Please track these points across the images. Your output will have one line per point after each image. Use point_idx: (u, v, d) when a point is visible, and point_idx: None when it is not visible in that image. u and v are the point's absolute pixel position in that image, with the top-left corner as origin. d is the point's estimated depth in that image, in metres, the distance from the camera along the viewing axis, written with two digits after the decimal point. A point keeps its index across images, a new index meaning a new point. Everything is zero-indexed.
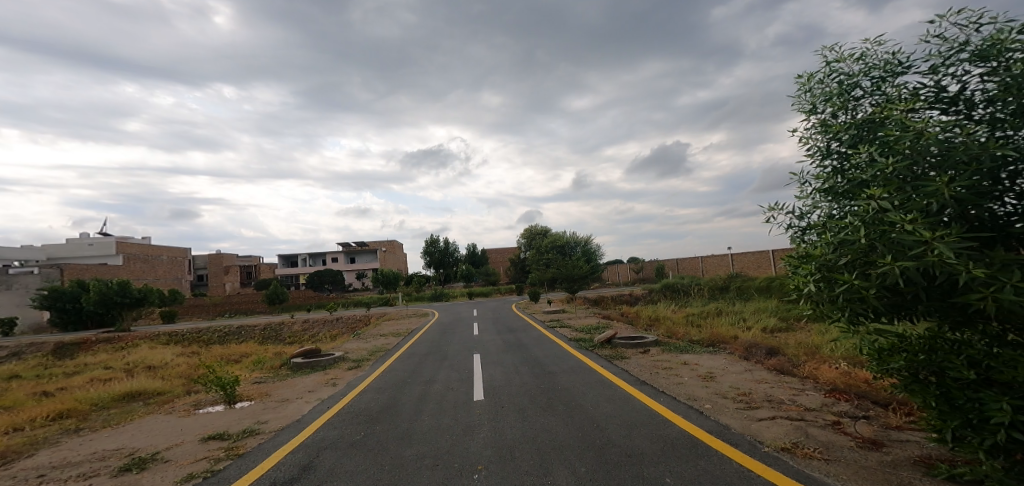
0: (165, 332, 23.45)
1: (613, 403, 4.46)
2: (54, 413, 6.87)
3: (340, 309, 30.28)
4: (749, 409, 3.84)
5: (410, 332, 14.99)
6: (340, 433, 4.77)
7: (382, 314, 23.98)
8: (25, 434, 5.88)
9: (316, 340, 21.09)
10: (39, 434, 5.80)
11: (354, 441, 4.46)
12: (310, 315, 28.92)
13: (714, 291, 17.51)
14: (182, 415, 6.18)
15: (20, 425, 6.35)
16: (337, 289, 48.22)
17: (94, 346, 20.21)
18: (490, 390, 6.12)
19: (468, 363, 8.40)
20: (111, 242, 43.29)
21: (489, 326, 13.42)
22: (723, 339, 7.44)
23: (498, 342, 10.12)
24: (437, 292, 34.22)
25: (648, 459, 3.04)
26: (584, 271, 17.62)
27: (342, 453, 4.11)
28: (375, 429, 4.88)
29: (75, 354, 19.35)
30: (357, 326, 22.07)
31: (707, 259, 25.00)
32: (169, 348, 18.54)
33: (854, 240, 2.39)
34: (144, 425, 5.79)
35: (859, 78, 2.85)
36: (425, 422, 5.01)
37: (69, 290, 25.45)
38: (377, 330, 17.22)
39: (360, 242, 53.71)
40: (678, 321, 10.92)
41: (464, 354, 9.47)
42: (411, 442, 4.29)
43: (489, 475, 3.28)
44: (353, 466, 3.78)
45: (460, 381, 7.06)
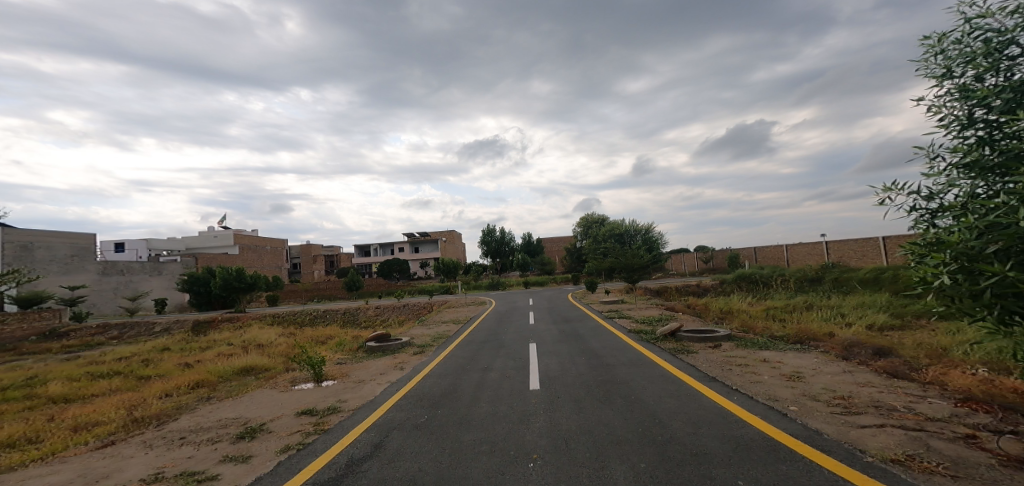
0: (271, 313, 25.36)
1: (677, 399, 4.30)
2: (191, 382, 7.63)
3: (407, 297, 31.55)
4: (849, 414, 3.58)
5: (469, 320, 15.34)
6: (406, 415, 4.95)
7: (444, 303, 24.72)
8: (172, 400, 6.60)
9: (385, 325, 22.34)
10: (182, 400, 6.53)
11: (420, 424, 4.61)
12: (381, 302, 30.46)
13: (804, 283, 16.56)
14: (281, 390, 6.66)
15: (168, 391, 7.16)
16: (403, 277, 50.10)
17: (220, 324, 22.23)
18: (547, 380, 6.13)
19: (524, 352, 8.44)
20: (230, 234, 47.49)
21: (545, 315, 13.45)
22: (813, 336, 6.98)
23: (555, 331, 10.07)
24: (496, 280, 34.65)
25: (715, 460, 2.92)
26: (643, 261, 17.08)
27: (409, 435, 4.25)
28: (438, 413, 5.00)
29: (208, 330, 21.54)
30: (422, 312, 22.92)
31: (794, 249, 23.58)
32: (272, 328, 20.22)
33: (1009, 224, 2.16)
34: (252, 398, 6.28)
35: (1012, 40, 2.68)
36: (483, 408, 5.07)
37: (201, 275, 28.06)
38: (439, 317, 17.86)
39: (423, 233, 55.44)
40: (756, 314, 10.39)
41: (521, 342, 9.52)
42: (469, 427, 4.36)
43: (543, 464, 3.29)
44: (417, 447, 3.92)
45: (516, 370, 7.11)
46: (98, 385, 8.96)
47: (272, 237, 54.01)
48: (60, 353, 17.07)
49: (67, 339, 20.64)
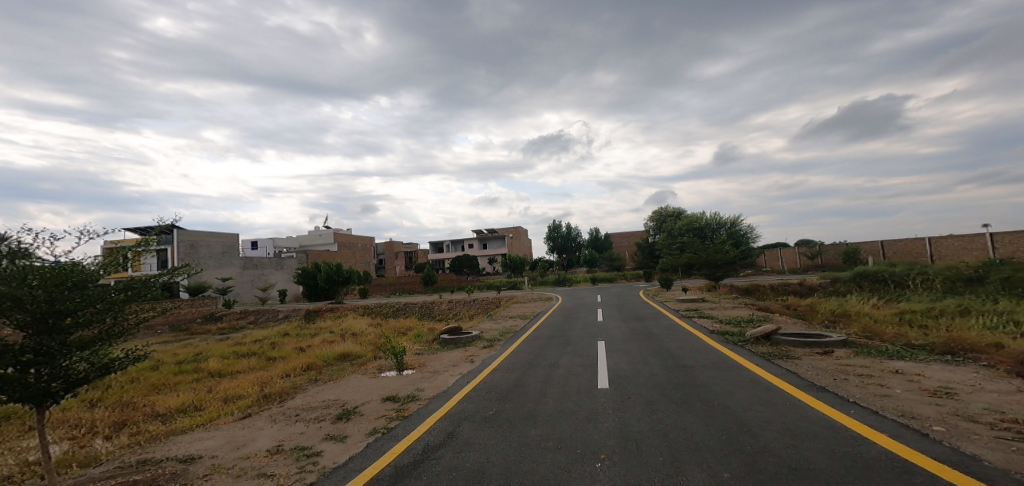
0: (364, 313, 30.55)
1: (770, 407, 3.98)
2: (304, 364, 11.20)
3: (476, 292, 32.49)
4: (1020, 439, 3.11)
5: (536, 315, 15.40)
6: (476, 407, 5.08)
7: (511, 297, 25.10)
8: (294, 378, 9.73)
9: (458, 317, 24.45)
10: (300, 379, 9.66)
11: (489, 417, 4.71)
12: (453, 297, 31.78)
13: (960, 283, 14.95)
14: (369, 377, 7.78)
15: (289, 370, 10.77)
16: (473, 273, 51.36)
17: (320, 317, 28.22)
18: (617, 379, 5.93)
19: (592, 350, 8.27)
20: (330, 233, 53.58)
21: (615, 312, 13.17)
22: (974, 347, 6.21)
23: (625, 329, 9.76)
24: (562, 276, 34.52)
25: (820, 477, 2.65)
26: (728, 257, 16.12)
27: (481, 428, 4.35)
28: (505, 406, 5.04)
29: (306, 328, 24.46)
30: (490, 307, 23.67)
31: (940, 242, 21.83)
32: (364, 319, 26.36)
33: None
34: (347, 382, 7.64)
35: None
36: (549, 404, 5.00)
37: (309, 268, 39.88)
38: (506, 312, 18.30)
39: (490, 230, 56.41)
40: (890, 321, 9.56)
41: (588, 340, 9.33)
42: (535, 423, 4.33)
43: (612, 465, 3.17)
44: (486, 440, 3.98)
45: (583, 368, 6.97)
46: (242, 363, 13.32)
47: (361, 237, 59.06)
48: (214, 337, 23.87)
49: (219, 323, 29.79)
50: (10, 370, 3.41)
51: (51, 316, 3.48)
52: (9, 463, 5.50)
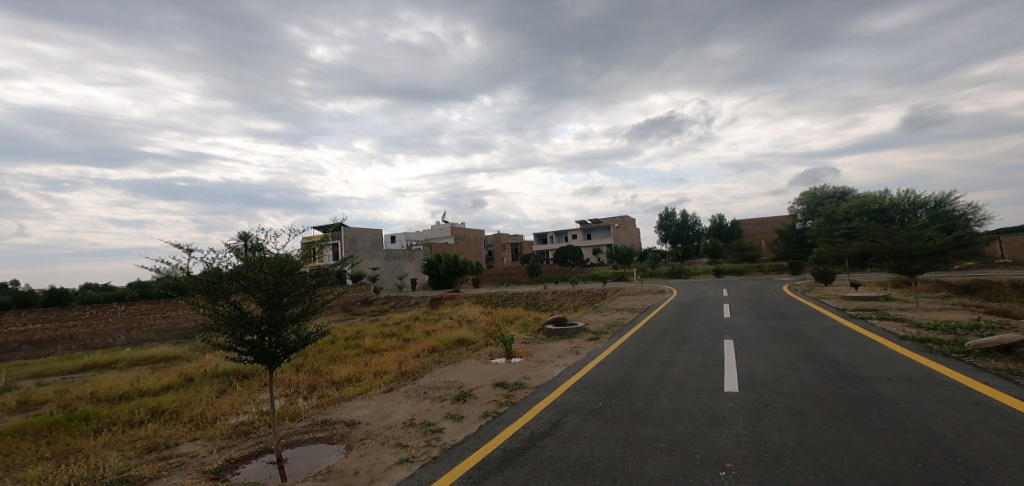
0: (477, 295, 36.67)
1: (962, 435, 4.06)
2: (429, 348, 16.56)
3: (581, 283, 32.47)
4: None
5: (645, 310, 14.73)
6: (581, 400, 6.53)
7: (617, 290, 24.56)
8: (422, 360, 14.62)
9: (562, 310, 24.94)
10: (427, 360, 14.45)
11: (593, 410, 6.04)
12: (558, 288, 32.33)
13: None
14: (485, 363, 11.08)
15: (418, 352, 16.05)
16: (577, 264, 50.88)
17: (446, 302, 36.01)
18: (752, 383, 6.19)
19: (720, 351, 7.90)
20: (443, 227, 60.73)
21: (745, 308, 12.02)
22: None
23: (764, 329, 8.93)
24: (676, 267, 32.90)
25: None
26: (936, 244, 13.36)
27: (584, 420, 5.68)
28: (612, 401, 6.27)
29: (425, 319, 27.34)
30: (595, 299, 23.63)
31: None
32: (475, 307, 30.26)
33: None
34: (465, 368, 11.01)
35: None
36: (660, 404, 5.89)
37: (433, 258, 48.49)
38: (613, 304, 18.00)
39: (595, 220, 55.42)
40: None
41: (715, 339, 8.78)
42: (643, 423, 5.31)
43: (737, 475, 3.90)
44: (590, 433, 5.27)
45: (709, 370, 7.09)
46: (387, 344, 19.43)
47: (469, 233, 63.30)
48: (367, 317, 33.78)
49: (371, 305, 40.88)
50: (255, 330, 6.87)
51: (277, 295, 6.89)
52: (251, 412, 9.78)
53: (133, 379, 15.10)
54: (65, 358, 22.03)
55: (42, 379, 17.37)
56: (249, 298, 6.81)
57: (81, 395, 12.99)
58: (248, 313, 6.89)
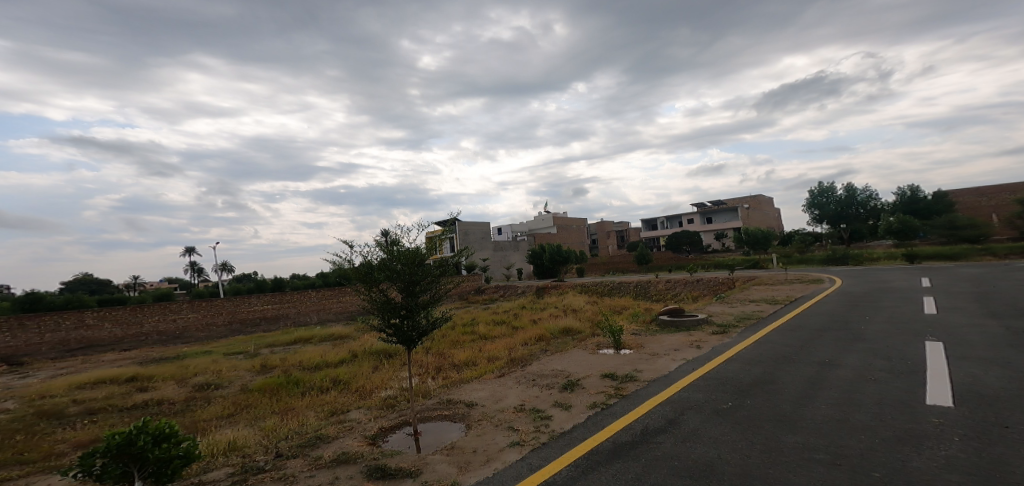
0: (580, 284, 36.04)
1: None
2: (536, 336, 18.46)
3: (701, 271, 30.55)
4: None
5: (795, 302, 13.65)
6: (708, 398, 7.50)
7: (748, 278, 22.37)
8: (530, 347, 16.66)
9: (678, 300, 23.45)
10: (535, 347, 16.48)
11: (721, 409, 6.94)
12: (673, 275, 30.81)
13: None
14: (590, 353, 12.37)
15: (528, 340, 18.02)
16: (696, 251, 47.41)
17: (551, 289, 36.82)
18: (958, 396, 6.35)
19: (933, 357, 7.89)
20: (548, 218, 62.94)
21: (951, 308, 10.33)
22: None
23: (982, 329, 8.61)
24: (833, 253, 29.11)
25: None
26: None
27: (707, 420, 6.58)
28: (746, 402, 7.14)
29: (533, 308, 27.92)
30: (718, 289, 22.01)
31: None
32: (581, 296, 30.03)
33: None
34: (571, 357, 12.41)
35: None
36: (821, 411, 6.48)
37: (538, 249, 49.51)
38: (743, 294, 16.25)
39: (719, 202, 51.29)
40: None
41: (896, 339, 8.85)
42: (793, 430, 6.04)
43: None
44: (715, 432, 6.19)
45: (897, 376, 7.37)
46: (498, 329, 22.09)
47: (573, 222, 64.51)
48: (484, 304, 36.80)
49: (483, 294, 43.20)
50: (396, 316, 10.10)
51: (410, 287, 9.99)
52: (397, 387, 13.50)
53: (323, 352, 21.49)
54: (284, 332, 30.77)
55: (272, 346, 25.63)
56: (390, 287, 9.83)
57: (295, 362, 19.55)
58: (392, 301, 10.12)
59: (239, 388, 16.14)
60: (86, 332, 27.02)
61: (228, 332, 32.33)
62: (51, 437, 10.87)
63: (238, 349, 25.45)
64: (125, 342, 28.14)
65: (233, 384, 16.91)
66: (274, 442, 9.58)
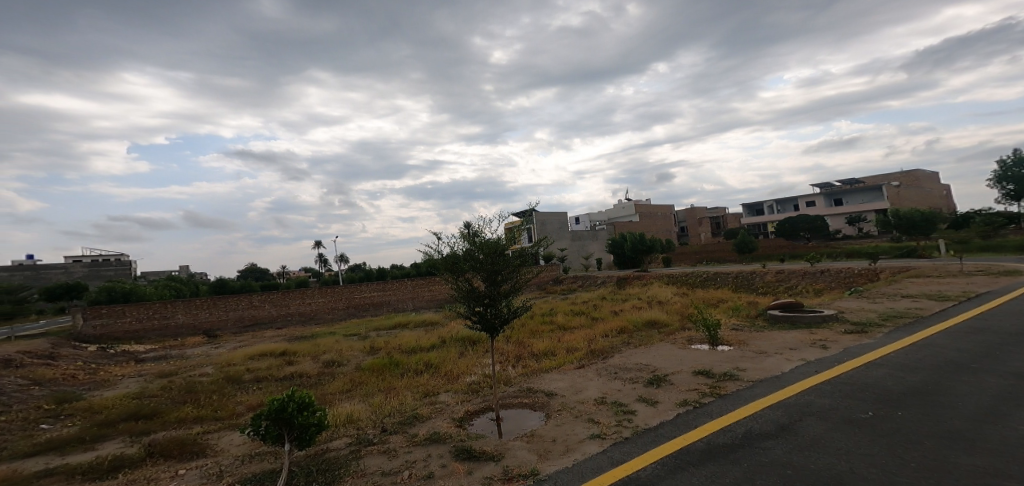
0: (668, 275, 33.66)
1: None
2: (616, 329, 17.07)
3: (826, 260, 27.40)
4: None
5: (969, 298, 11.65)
6: (835, 404, 7.04)
7: (898, 268, 19.48)
8: (611, 340, 15.38)
9: (798, 292, 21.13)
10: (616, 340, 15.10)
11: (847, 417, 6.58)
12: (787, 265, 27.99)
13: None
14: (681, 348, 12.09)
15: (609, 332, 16.79)
16: (818, 239, 42.53)
17: (635, 280, 34.71)
18: None
19: None
20: (631, 205, 60.81)
21: None
22: None
23: None
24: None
25: None
26: None
27: (830, 429, 6.29)
28: (890, 413, 6.57)
29: (620, 298, 26.96)
30: (854, 283, 19.54)
31: None
32: (670, 287, 28.46)
33: None
34: (656, 351, 12.14)
35: None
36: (1013, 434, 5.73)
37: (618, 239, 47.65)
38: (889, 288, 14.33)
39: (851, 182, 45.82)
40: None
41: None
42: (969, 451, 5.45)
43: None
44: (838, 443, 5.95)
45: None
46: (576, 319, 20.75)
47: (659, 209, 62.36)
48: (561, 294, 36.01)
49: (561, 285, 41.81)
50: (479, 305, 9.32)
51: (492, 275, 9.16)
52: (479, 373, 13.33)
53: (418, 337, 21.81)
54: (388, 316, 32.54)
55: (378, 330, 26.83)
56: (474, 276, 9.13)
57: (396, 345, 20.14)
58: (476, 290, 9.33)
59: (354, 367, 16.80)
60: (254, 311, 31.33)
61: (347, 315, 35.23)
62: (233, 399, 13.08)
63: (354, 331, 27.16)
64: (279, 320, 32.27)
65: (352, 362, 17.84)
66: (383, 417, 9.92)
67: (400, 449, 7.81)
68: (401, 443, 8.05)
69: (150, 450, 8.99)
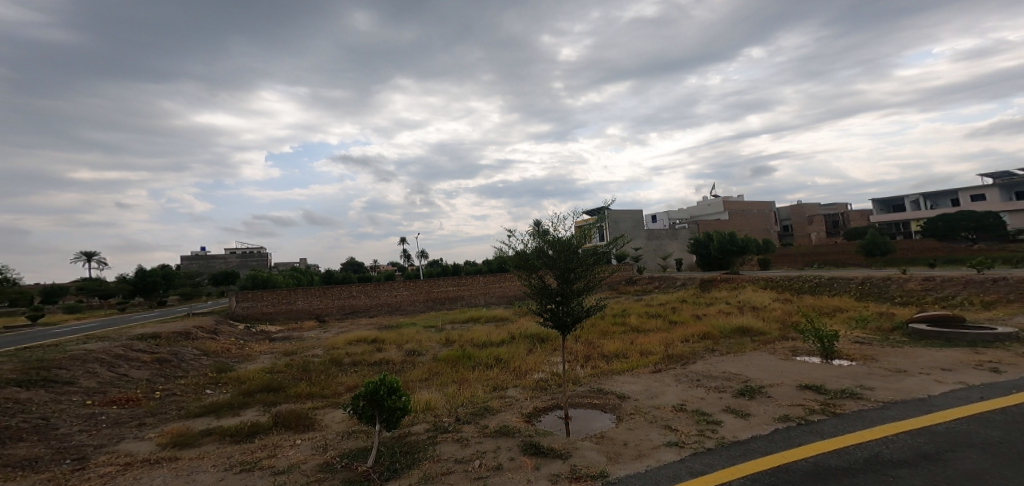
0: (767, 279, 30.66)
1: None
2: (700, 334, 17.28)
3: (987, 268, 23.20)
4: None
5: None
6: (981, 433, 6.99)
7: None
8: (694, 346, 15.83)
9: (956, 304, 17.95)
10: (698, 347, 15.49)
11: (996, 446, 6.57)
12: (936, 272, 23.97)
13: None
14: (787, 361, 12.60)
15: (690, 337, 17.11)
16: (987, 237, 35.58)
17: (722, 283, 31.99)
18: None
19: None
20: (721, 202, 56.96)
21: None
22: None
23: None
24: None
25: None
26: None
27: (974, 457, 6.32)
28: None
29: (706, 303, 25.34)
30: None
31: None
32: (766, 293, 26.39)
33: None
34: (754, 363, 12.68)
35: None
36: None
37: (703, 238, 44.81)
38: None
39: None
40: None
41: None
42: None
43: None
44: (992, 473, 5.93)
45: None
46: (652, 323, 20.49)
47: (755, 205, 58.30)
48: (634, 295, 35.15)
49: (635, 285, 40.26)
50: (550, 302, 9.61)
51: (565, 274, 9.40)
52: (547, 372, 13.82)
53: (488, 332, 21.71)
54: (460, 311, 32.68)
55: (452, 323, 27.03)
56: (547, 273, 9.51)
57: (469, 339, 20.06)
58: (547, 287, 9.60)
59: (432, 356, 17.21)
60: (353, 301, 33.66)
61: (421, 308, 35.65)
62: (335, 379, 14.54)
63: (434, 323, 27.75)
64: (371, 310, 34.24)
65: (429, 352, 18.10)
66: (457, 405, 10.89)
67: (472, 438, 8.73)
68: (473, 433, 9.01)
69: (273, 421, 10.52)
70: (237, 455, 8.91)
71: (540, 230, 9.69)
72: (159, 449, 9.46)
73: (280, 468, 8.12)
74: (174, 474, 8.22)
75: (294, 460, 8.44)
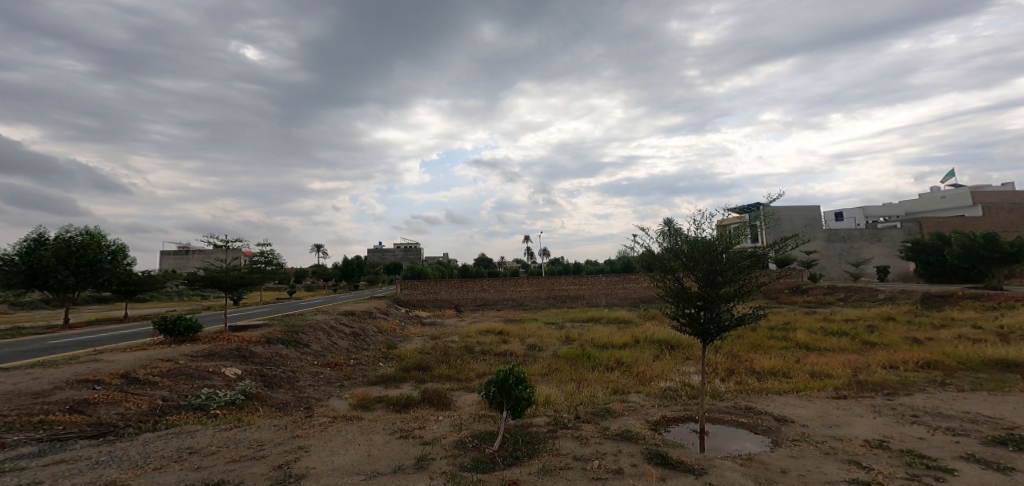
0: None
1: None
2: (925, 361, 12.22)
3: None
4: None
5: None
6: None
7: None
8: (911, 375, 11.39)
9: None
10: (920, 378, 11.12)
11: None
12: None
13: None
14: None
15: (902, 364, 12.24)
16: None
17: (961, 300, 22.43)
18: None
19: None
20: (966, 192, 42.39)
21: None
22: None
23: None
24: None
25: None
26: None
27: None
28: None
29: (946, 323, 18.33)
30: None
31: None
32: None
33: None
34: (1018, 401, 9.40)
35: None
36: None
37: (929, 242, 31.59)
38: None
39: None
40: None
41: None
42: None
43: None
44: None
45: None
46: (833, 342, 15.30)
47: None
48: (804, 306, 28.62)
49: (807, 295, 32.89)
50: (693, 307, 7.24)
51: (714, 277, 7.03)
52: (678, 380, 11.36)
53: (611, 332, 18.97)
54: (581, 310, 29.47)
55: (572, 322, 24.61)
56: (686, 275, 7.24)
57: (590, 337, 17.68)
58: (689, 291, 7.26)
59: (551, 353, 15.21)
60: (483, 295, 34.15)
61: (545, 305, 34.01)
62: (468, 365, 13.48)
63: (586, 317, 25.78)
64: (498, 303, 33.92)
65: (549, 349, 16.26)
66: (575, 404, 9.36)
67: (592, 437, 7.43)
68: (593, 432, 7.68)
69: (422, 395, 9.92)
70: (392, 421, 8.26)
71: (672, 227, 7.43)
72: (351, 408, 9.55)
73: (427, 438, 7.25)
74: (359, 430, 7.71)
75: (437, 433, 7.52)
